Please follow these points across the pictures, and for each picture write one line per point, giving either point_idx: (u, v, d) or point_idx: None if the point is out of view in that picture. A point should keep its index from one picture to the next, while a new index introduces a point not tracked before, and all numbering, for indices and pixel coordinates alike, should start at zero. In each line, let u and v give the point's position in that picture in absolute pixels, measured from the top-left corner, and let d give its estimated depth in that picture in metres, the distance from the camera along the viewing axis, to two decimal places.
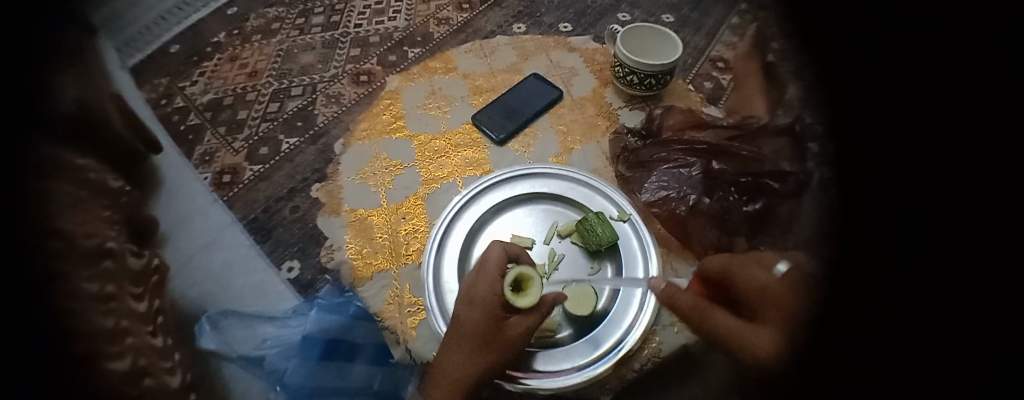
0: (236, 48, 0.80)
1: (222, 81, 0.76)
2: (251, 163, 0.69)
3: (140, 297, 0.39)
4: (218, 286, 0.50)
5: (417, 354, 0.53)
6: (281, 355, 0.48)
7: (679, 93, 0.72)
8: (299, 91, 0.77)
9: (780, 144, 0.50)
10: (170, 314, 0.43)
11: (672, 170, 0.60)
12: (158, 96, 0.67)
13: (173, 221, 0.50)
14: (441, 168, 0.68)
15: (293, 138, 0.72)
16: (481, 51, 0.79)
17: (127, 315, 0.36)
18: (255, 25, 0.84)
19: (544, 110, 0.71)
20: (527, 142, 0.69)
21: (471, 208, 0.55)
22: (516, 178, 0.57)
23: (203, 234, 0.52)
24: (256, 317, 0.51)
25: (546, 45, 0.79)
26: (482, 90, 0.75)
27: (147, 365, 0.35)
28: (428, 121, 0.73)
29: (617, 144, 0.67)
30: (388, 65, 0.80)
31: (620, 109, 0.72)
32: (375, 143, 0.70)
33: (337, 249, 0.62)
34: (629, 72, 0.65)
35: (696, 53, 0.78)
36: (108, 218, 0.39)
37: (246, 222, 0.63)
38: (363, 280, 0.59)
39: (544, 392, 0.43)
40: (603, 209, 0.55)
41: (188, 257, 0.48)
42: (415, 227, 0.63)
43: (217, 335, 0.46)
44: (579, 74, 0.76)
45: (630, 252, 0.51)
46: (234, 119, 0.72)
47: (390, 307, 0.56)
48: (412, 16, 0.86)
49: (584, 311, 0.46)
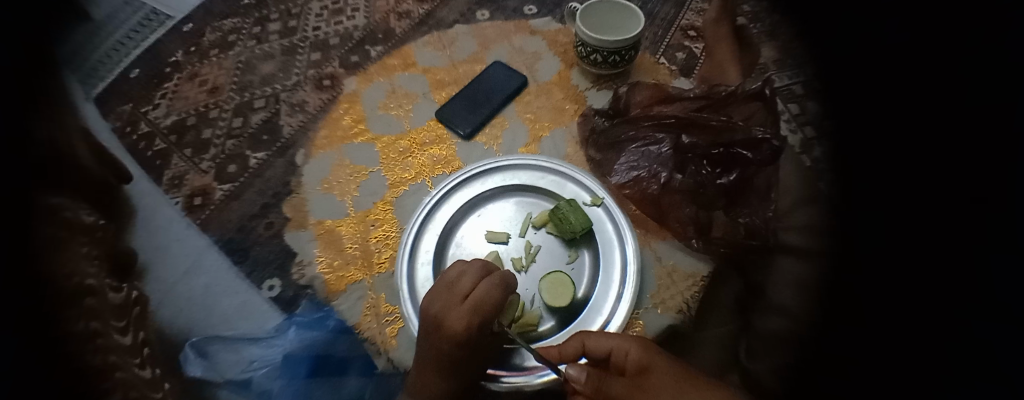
0: (194, 65, 0.76)
1: (184, 101, 0.73)
2: (220, 182, 0.65)
3: (124, 331, 0.42)
4: (202, 310, 0.49)
5: (402, 364, 0.51)
6: (268, 376, 0.47)
7: (647, 66, 0.70)
8: (261, 103, 0.74)
9: (751, 110, 0.53)
10: (158, 345, 0.45)
11: (641, 149, 0.57)
12: (123, 124, 0.68)
13: (151, 252, 0.51)
14: (408, 170, 0.66)
15: (260, 152, 0.69)
16: (439, 43, 0.77)
17: (114, 350, 0.40)
18: (211, 39, 0.79)
19: (510, 98, 0.69)
20: (494, 134, 0.67)
21: (442, 208, 0.53)
22: (485, 172, 0.55)
23: (181, 260, 0.52)
24: (240, 339, 0.49)
25: (505, 31, 0.77)
26: (445, 84, 0.73)
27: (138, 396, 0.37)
28: (391, 121, 0.71)
29: (585, 127, 0.65)
30: (351, 66, 0.77)
31: (587, 90, 0.70)
32: (337, 150, 0.69)
33: (308, 264, 0.59)
34: (591, 50, 0.63)
35: (666, 24, 0.74)
36: (88, 253, 0.44)
37: (221, 244, 0.59)
38: (337, 293, 0.57)
39: (530, 387, 0.43)
40: (576, 195, 0.53)
41: (167, 288, 0.49)
42: (385, 234, 0.61)
43: (204, 362, 0.46)
44: (544, 58, 0.74)
45: (605, 237, 0.50)
46: (200, 139, 0.69)
47: (367, 318, 0.54)
48: (371, 13, 0.82)
49: (562, 302, 0.45)
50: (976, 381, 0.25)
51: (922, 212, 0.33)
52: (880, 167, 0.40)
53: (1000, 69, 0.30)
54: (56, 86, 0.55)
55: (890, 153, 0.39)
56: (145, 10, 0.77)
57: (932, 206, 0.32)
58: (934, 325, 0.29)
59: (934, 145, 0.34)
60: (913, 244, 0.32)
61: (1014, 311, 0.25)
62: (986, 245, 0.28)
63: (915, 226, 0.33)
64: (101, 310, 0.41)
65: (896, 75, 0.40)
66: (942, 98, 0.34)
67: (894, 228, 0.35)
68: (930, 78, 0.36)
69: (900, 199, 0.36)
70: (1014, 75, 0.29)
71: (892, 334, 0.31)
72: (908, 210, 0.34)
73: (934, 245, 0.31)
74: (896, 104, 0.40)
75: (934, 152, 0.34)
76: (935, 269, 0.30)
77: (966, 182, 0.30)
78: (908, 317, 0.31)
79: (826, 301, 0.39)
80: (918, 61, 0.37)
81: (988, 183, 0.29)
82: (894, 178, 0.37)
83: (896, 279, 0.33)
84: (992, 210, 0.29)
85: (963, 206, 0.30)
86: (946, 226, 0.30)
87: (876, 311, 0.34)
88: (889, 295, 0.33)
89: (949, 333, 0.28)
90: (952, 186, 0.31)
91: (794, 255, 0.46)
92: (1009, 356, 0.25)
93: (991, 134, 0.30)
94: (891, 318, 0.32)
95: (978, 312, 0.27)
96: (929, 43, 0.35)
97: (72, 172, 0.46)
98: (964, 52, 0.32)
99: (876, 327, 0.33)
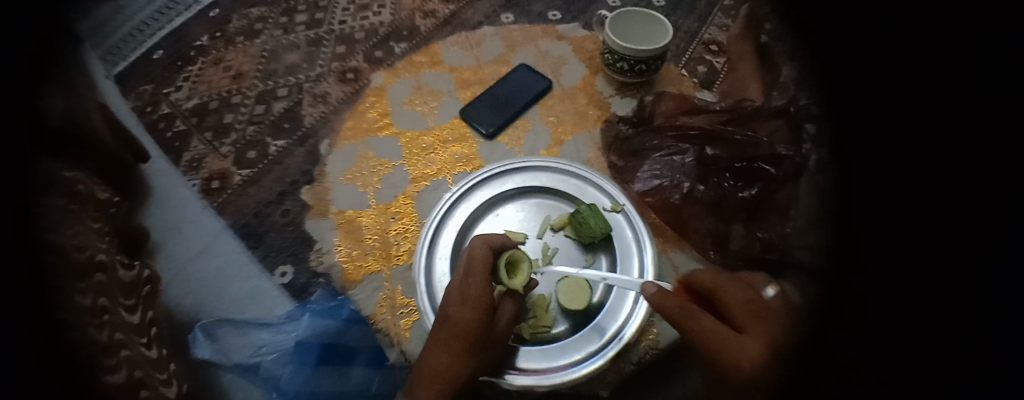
0: (219, 51, 0.78)
1: (207, 85, 0.74)
2: (238, 167, 0.66)
3: (133, 309, 0.44)
4: (213, 292, 0.52)
5: (412, 357, 0.51)
6: (277, 362, 0.47)
7: (671, 78, 0.70)
8: (284, 92, 0.75)
9: (776, 126, 0.54)
10: (164, 324, 0.47)
11: (665, 158, 0.57)
12: (144, 104, 0.70)
13: (165, 230, 0.55)
14: (430, 166, 0.67)
15: (281, 140, 0.70)
16: (467, 43, 0.78)
17: (121, 327, 0.40)
18: (238, 27, 0.81)
19: (534, 101, 0.70)
20: (517, 135, 0.68)
21: (462, 205, 0.54)
22: (506, 173, 0.56)
23: (197, 239, 0.56)
24: (250, 324, 0.50)
25: (532, 35, 0.78)
26: (471, 83, 0.74)
27: (143, 377, 0.38)
28: (416, 117, 0.72)
29: (608, 133, 0.66)
30: (374, 61, 0.78)
31: (611, 97, 0.71)
32: (360, 142, 0.70)
33: (326, 252, 0.60)
34: (618, 58, 0.63)
35: (688, 37, 0.75)
36: (98, 229, 0.45)
37: (236, 228, 0.61)
38: (354, 282, 0.58)
39: (540, 389, 0.43)
40: (596, 200, 0.54)
41: (180, 267, 0.52)
42: (404, 227, 0.62)
43: (212, 345, 0.47)
44: (569, 63, 0.74)
45: (624, 243, 0.50)
46: (221, 123, 0.70)
47: (382, 309, 0.55)
48: (397, 10, 0.83)
49: (578, 306, 0.45)
50: (981, 384, 0.21)
51: (929, 217, 0.31)
52: (887, 167, 0.37)
53: (1003, 64, 0.28)
54: (75, 62, 0.56)
55: (892, 155, 0.37)
56: None
57: (945, 206, 0.30)
58: (933, 339, 0.26)
59: (946, 144, 0.31)
60: (920, 247, 0.30)
61: (1013, 310, 0.22)
62: (988, 258, 0.25)
63: (917, 231, 0.31)
64: (110, 286, 0.42)
65: (896, 74, 0.38)
66: (947, 94, 0.32)
67: (895, 230, 0.33)
68: (930, 77, 0.34)
69: (904, 202, 0.34)
70: (1014, 67, 0.27)
71: (893, 349, 0.28)
72: (912, 212, 0.32)
73: (935, 249, 0.29)
74: (897, 104, 0.38)
75: (943, 151, 0.31)
76: (937, 276, 0.28)
77: (973, 187, 0.28)
78: (913, 324, 0.28)
79: (830, 301, 0.37)
80: (920, 63, 0.35)
81: (1000, 185, 0.27)
82: (899, 180, 0.35)
83: (896, 286, 0.31)
84: (994, 226, 0.26)
85: (968, 215, 0.28)
86: (949, 231, 0.29)
87: (882, 317, 0.31)
88: (898, 299, 0.30)
89: (952, 341, 0.24)
90: (964, 188, 0.29)
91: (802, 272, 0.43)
92: (1010, 362, 0.21)
93: (1003, 137, 0.28)
94: (897, 324, 0.29)
95: (987, 316, 0.23)
96: (933, 44, 0.34)
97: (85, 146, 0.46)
98: (964, 50, 0.31)
99: (879, 333, 0.31)
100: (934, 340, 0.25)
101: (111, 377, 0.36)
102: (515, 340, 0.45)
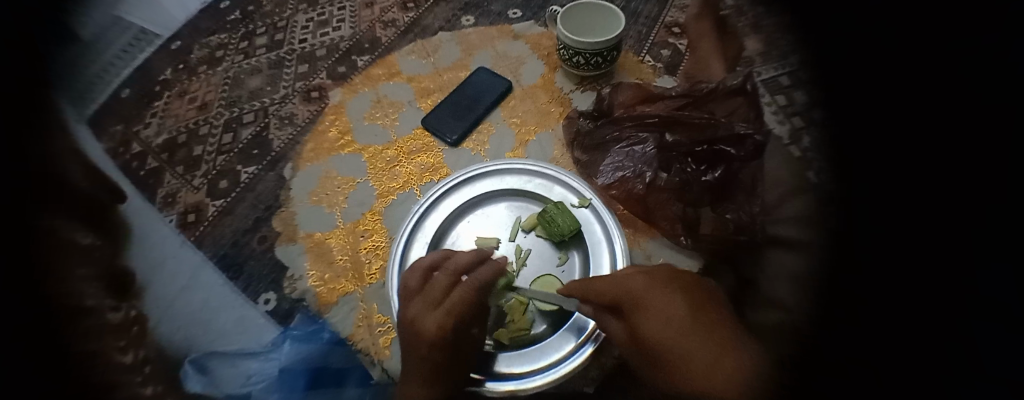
0: (184, 82, 0.73)
1: (175, 118, 0.70)
2: (212, 198, 0.65)
3: (125, 350, 0.36)
4: (201, 329, 0.46)
5: (394, 373, 0.51)
6: (266, 390, 0.45)
7: (631, 65, 0.70)
8: (250, 118, 0.74)
9: (734, 105, 0.54)
10: (159, 361, 0.39)
11: (626, 149, 0.58)
12: (116, 145, 0.58)
13: (144, 267, 0.45)
14: (396, 179, 0.66)
15: (251, 167, 0.69)
16: (424, 51, 0.78)
17: (125, 364, 0.35)
18: (200, 56, 0.78)
19: (495, 103, 0.70)
20: (482, 139, 0.67)
21: (432, 216, 0.53)
22: (473, 178, 0.55)
23: (174, 277, 0.48)
24: (238, 354, 0.47)
25: (489, 35, 0.77)
26: (430, 91, 0.73)
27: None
28: (378, 131, 0.71)
29: (570, 128, 0.66)
30: (338, 77, 0.77)
31: (572, 92, 0.70)
32: (324, 163, 0.70)
33: (299, 278, 0.61)
34: (573, 53, 0.63)
35: (649, 22, 0.75)
36: (86, 274, 0.38)
37: (215, 260, 0.59)
38: (329, 305, 0.59)
39: (524, 392, 0.43)
40: (564, 197, 0.54)
41: (167, 305, 0.44)
42: (375, 245, 0.62)
43: (204, 377, 0.42)
44: (528, 61, 0.74)
45: (593, 238, 0.50)
46: (191, 156, 0.68)
47: (360, 330, 0.56)
48: (357, 23, 0.82)
49: (553, 306, 0.46)
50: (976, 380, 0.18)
51: (913, 196, 0.25)
52: (873, 159, 0.30)
53: (997, 65, 0.21)
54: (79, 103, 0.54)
55: (879, 126, 0.30)
56: (134, 29, 0.68)
57: (925, 203, 0.24)
58: (910, 346, 0.22)
59: (939, 111, 0.25)
60: (912, 250, 0.24)
61: (1013, 311, 0.18)
62: (987, 230, 0.20)
63: (899, 213, 0.26)
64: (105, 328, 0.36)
65: (865, 65, 0.32)
66: (929, 67, 0.25)
67: (882, 213, 0.28)
68: (920, 64, 0.26)
69: (890, 177, 0.28)
70: (1014, 68, 0.20)
71: (863, 342, 0.25)
72: (899, 190, 0.26)
73: (930, 239, 0.23)
74: (872, 88, 0.31)
75: (929, 124, 0.25)
76: (929, 262, 0.23)
77: (968, 159, 0.22)
78: (908, 319, 0.23)
79: (829, 292, 0.30)
80: (909, 60, 0.27)
81: (993, 168, 0.21)
82: (884, 151, 0.29)
83: (886, 278, 0.25)
84: (995, 202, 0.21)
85: (961, 194, 0.22)
86: (944, 208, 0.23)
87: (878, 309, 0.25)
88: (892, 299, 0.24)
89: (947, 329, 0.20)
90: (949, 181, 0.23)
91: (786, 247, 0.39)
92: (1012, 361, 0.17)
93: (999, 121, 0.21)
94: (891, 324, 0.24)
95: (979, 312, 0.19)
96: (918, 48, 0.26)
97: (92, 185, 0.47)
98: (960, 52, 0.22)
99: (872, 326, 0.25)
100: (916, 349, 0.21)
101: None
102: (493, 346, 0.45)
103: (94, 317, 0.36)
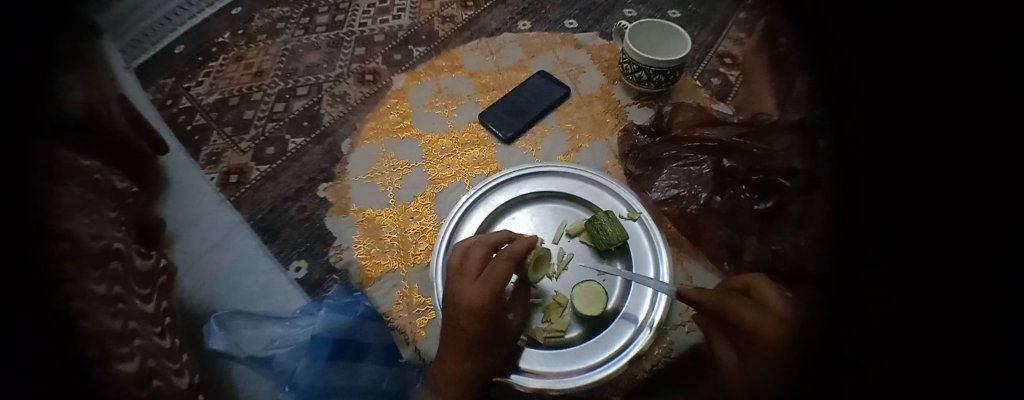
0: (241, 48, 0.78)
1: (227, 81, 0.74)
2: (257, 163, 0.67)
3: (147, 299, 0.39)
4: (226, 287, 0.49)
5: (427, 355, 0.53)
6: (290, 355, 0.48)
7: (689, 90, 0.72)
8: (304, 91, 0.77)
9: None
10: (180, 315, 0.43)
11: (683, 169, 0.60)
12: (163, 97, 0.66)
13: (180, 221, 0.49)
14: (447, 168, 0.68)
15: (299, 138, 0.72)
16: (487, 49, 0.80)
17: (134, 316, 0.35)
18: (260, 25, 0.82)
19: (550, 108, 0.71)
20: (535, 140, 0.69)
21: (480, 208, 0.55)
22: (525, 177, 0.57)
23: (212, 233, 0.52)
24: (264, 317, 0.50)
25: (551, 42, 0.79)
26: (489, 88, 0.75)
27: (156, 366, 0.34)
28: (434, 120, 0.73)
29: (626, 142, 0.68)
30: (394, 64, 0.80)
31: (628, 106, 0.72)
32: (381, 143, 0.71)
33: (346, 249, 0.62)
34: (637, 68, 0.64)
35: (703, 49, 0.76)
36: (116, 218, 0.39)
37: (253, 222, 0.61)
38: (372, 280, 0.60)
39: (553, 392, 0.43)
40: (613, 207, 0.55)
41: (196, 258, 0.47)
42: (423, 227, 0.63)
43: (226, 336, 0.45)
44: (586, 71, 0.75)
45: (640, 251, 0.51)
46: (240, 119, 0.71)
47: (399, 307, 0.57)
48: (416, 14, 0.85)
49: (594, 311, 0.46)
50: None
51: (920, 190, 0.22)
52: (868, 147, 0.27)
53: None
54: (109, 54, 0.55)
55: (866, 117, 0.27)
56: None
57: (936, 197, 0.21)
58: (927, 355, 0.18)
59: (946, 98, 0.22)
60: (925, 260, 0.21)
61: None
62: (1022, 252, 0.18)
63: (911, 205, 0.22)
64: (125, 276, 0.36)
65: (878, 47, 0.27)
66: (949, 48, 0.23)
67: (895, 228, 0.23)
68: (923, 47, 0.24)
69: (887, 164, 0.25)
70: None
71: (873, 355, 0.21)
72: (903, 190, 0.23)
73: (957, 243, 0.20)
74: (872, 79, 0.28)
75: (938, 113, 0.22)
76: (950, 266, 0.20)
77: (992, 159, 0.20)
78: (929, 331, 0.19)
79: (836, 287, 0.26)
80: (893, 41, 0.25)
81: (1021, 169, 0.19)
82: (883, 141, 0.26)
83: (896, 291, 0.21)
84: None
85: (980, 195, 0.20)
86: (975, 208, 0.20)
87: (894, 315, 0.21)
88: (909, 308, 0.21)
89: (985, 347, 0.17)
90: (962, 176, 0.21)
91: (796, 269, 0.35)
92: None
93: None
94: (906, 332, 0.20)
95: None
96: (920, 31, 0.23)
97: (133, 138, 0.48)
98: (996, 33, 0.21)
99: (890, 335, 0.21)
100: (945, 361, 0.17)
101: (125, 364, 0.32)
102: (526, 341, 0.46)
103: (108, 266, 0.35)
